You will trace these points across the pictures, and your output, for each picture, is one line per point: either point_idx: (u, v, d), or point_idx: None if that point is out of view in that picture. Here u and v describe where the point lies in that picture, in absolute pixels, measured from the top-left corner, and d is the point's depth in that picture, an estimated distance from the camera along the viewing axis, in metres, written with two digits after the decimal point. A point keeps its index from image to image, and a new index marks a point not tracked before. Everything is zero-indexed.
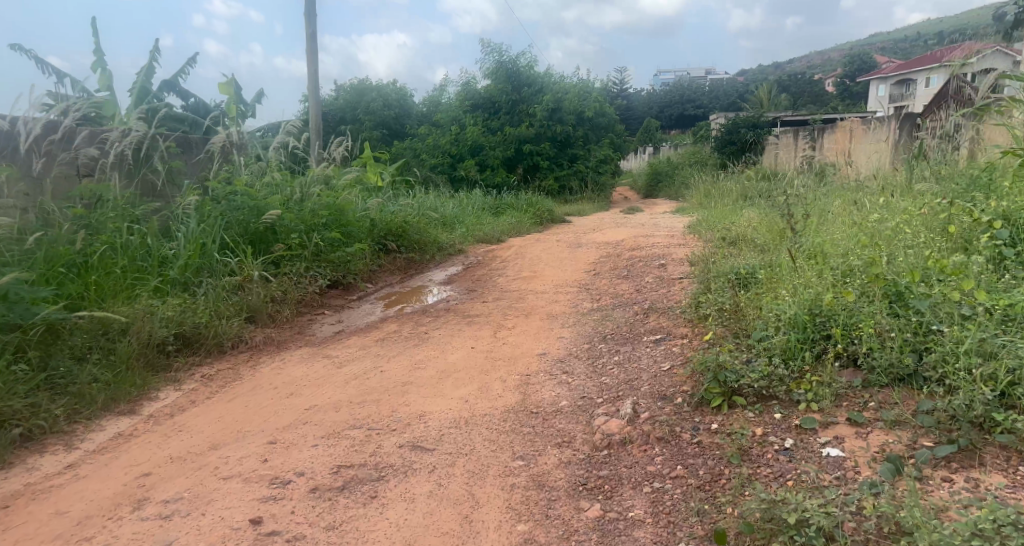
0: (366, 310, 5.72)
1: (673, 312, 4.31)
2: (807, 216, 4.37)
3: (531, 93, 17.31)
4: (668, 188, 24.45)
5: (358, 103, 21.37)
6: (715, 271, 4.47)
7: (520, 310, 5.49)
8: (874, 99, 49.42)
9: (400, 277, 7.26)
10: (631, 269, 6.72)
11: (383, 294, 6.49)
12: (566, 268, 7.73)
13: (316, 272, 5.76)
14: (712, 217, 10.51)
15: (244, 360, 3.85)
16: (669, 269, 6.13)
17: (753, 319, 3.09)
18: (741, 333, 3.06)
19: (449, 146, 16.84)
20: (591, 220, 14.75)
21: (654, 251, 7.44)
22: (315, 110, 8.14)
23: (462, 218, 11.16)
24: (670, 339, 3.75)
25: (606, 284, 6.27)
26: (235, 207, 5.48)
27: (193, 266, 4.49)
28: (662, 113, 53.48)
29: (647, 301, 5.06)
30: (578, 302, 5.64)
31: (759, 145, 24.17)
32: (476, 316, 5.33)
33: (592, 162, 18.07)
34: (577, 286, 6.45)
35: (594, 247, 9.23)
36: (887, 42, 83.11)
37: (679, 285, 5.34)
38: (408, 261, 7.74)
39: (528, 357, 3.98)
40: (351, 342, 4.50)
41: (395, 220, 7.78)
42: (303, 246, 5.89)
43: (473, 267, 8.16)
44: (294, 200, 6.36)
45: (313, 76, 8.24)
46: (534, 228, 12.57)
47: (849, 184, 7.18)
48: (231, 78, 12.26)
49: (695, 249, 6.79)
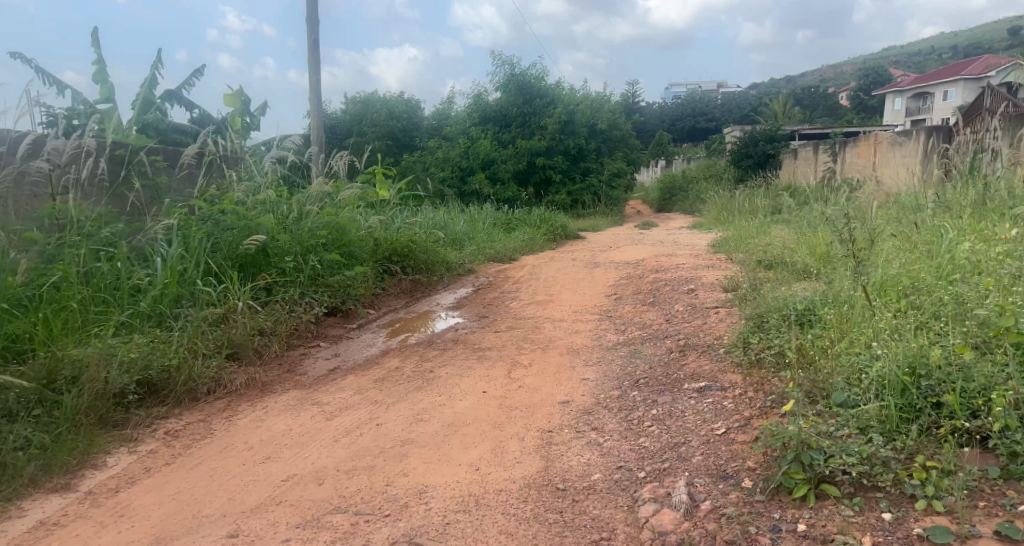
0: (367, 341, 5.21)
1: (716, 351, 3.74)
2: (870, 242, 3.79)
3: (543, 105, 16.85)
4: (682, 202, 23.87)
5: (365, 115, 21.00)
6: (762, 302, 3.90)
7: (537, 342, 4.93)
8: (890, 112, 48.71)
9: (405, 301, 6.75)
10: (656, 295, 6.14)
11: (387, 321, 5.97)
12: (584, 291, 7.17)
13: (311, 299, 5.26)
14: (736, 235, 9.93)
15: (220, 409, 3.32)
16: (701, 296, 5.55)
17: (829, 374, 2.52)
18: (815, 391, 2.49)
19: (459, 159, 16.36)
20: (605, 236, 14.20)
21: (680, 274, 6.86)
22: (317, 123, 7.69)
23: (473, 235, 10.64)
24: (716, 389, 3.17)
25: (630, 312, 5.69)
26: (222, 227, 5.00)
27: (168, 297, 3.97)
28: (673, 126, 52.99)
29: (681, 335, 4.48)
30: (601, 333, 5.07)
31: (776, 158, 23.54)
32: (487, 350, 4.78)
33: (604, 175, 17.60)
34: (598, 313, 5.89)
35: (612, 267, 8.66)
36: (902, 54, 82.32)
37: (715, 316, 4.76)
38: (413, 283, 7.23)
39: (549, 406, 3.42)
40: (348, 384, 3.96)
41: (400, 239, 7.28)
42: (299, 270, 5.40)
43: (484, 289, 7.63)
44: (290, 219, 5.86)
45: (315, 86, 7.79)
46: (548, 245, 12.03)
47: (893, 202, 6.60)
48: (236, 89, 11.87)
49: (726, 272, 6.21)
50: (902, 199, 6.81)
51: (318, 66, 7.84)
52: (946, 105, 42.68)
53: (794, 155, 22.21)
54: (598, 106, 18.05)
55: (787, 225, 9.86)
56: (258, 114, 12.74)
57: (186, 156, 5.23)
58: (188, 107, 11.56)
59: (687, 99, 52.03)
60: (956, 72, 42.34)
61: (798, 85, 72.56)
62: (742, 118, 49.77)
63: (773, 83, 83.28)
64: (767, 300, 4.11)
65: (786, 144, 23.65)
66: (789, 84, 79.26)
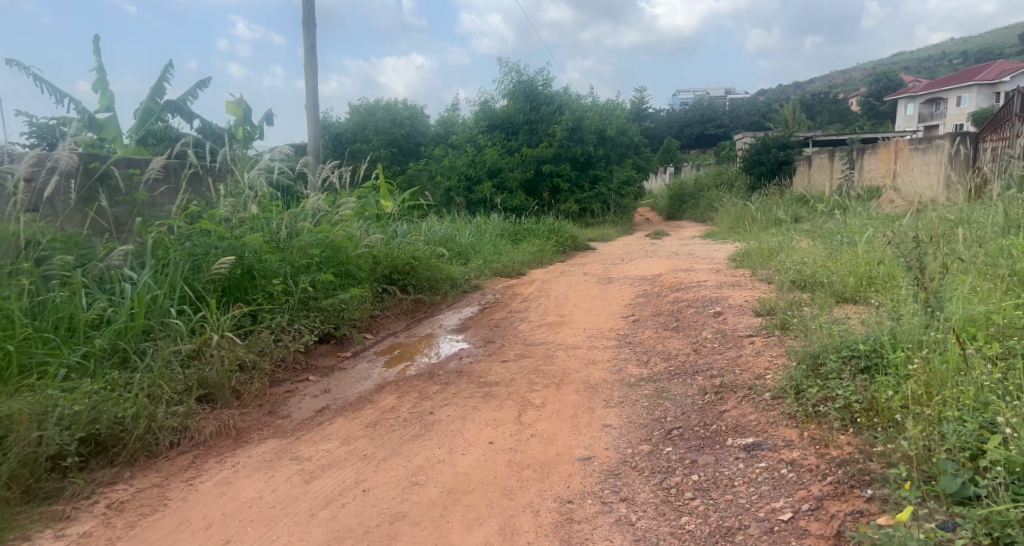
0: (362, 372, 4.74)
1: (759, 396, 3.23)
2: (940, 269, 3.26)
3: (550, 112, 16.36)
4: (693, 210, 23.31)
5: (369, 123, 20.63)
6: (812, 340, 3.38)
7: (550, 375, 4.43)
8: (902, 117, 48.00)
9: (406, 322, 6.27)
10: (678, 319, 5.62)
11: (385, 348, 5.50)
12: (598, 311, 6.66)
13: (301, 325, 4.79)
14: (757, 248, 9.38)
15: (181, 468, 2.84)
16: (728, 323, 5.03)
17: (930, 453, 2.04)
18: (917, 475, 2.02)
19: (465, 168, 15.89)
20: (616, 247, 13.71)
21: (703, 294, 6.34)
22: (314, 132, 7.23)
23: (479, 248, 10.15)
24: (767, 449, 2.66)
25: (651, 339, 5.17)
26: (202, 248, 4.51)
27: (134, 331, 3.51)
28: (682, 132, 52.41)
29: (713, 371, 3.96)
30: (621, 365, 4.55)
31: (790, 165, 22.96)
32: (495, 385, 4.27)
33: (614, 184, 17.13)
34: (615, 339, 5.37)
35: (627, 283, 8.16)
36: (912, 59, 81.53)
37: (751, 347, 4.23)
38: (415, 303, 6.75)
39: (568, 463, 2.93)
40: (338, 431, 3.48)
41: (401, 256, 6.81)
42: (289, 292, 4.96)
43: (490, 308, 7.15)
44: (279, 237, 5.42)
45: (312, 92, 7.32)
46: (557, 257, 11.53)
47: (935, 216, 6.07)
48: (238, 97, 11.48)
49: (755, 295, 5.69)
50: (944, 214, 6.27)
51: (315, 72, 7.38)
52: (960, 111, 41.99)
53: (808, 163, 21.65)
54: (606, 114, 17.58)
55: (812, 238, 9.32)
56: (262, 123, 12.37)
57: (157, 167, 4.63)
58: (190, 117, 11.18)
59: (695, 105, 51.52)
60: (970, 77, 41.65)
61: (808, 90, 71.86)
62: (752, 125, 49.22)
63: (782, 88, 82.65)
64: (815, 335, 3.60)
65: (799, 150, 23.08)
66: (797, 90, 78.70)
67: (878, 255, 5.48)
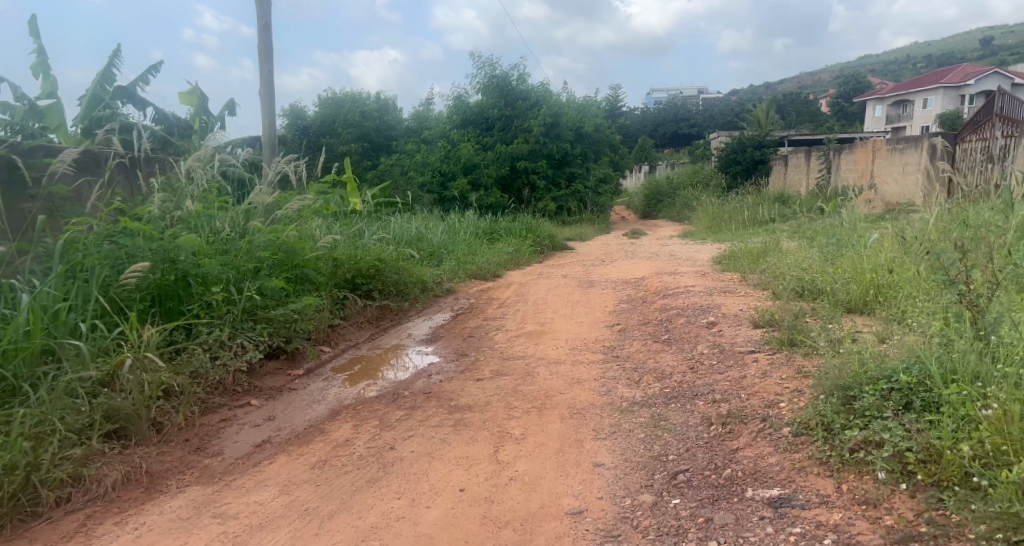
0: (316, 394, 4.16)
1: (777, 431, 2.74)
2: (985, 287, 2.81)
3: (526, 107, 15.84)
4: (669, 209, 23.02)
5: (338, 116, 19.91)
6: (837, 366, 2.89)
7: (531, 397, 3.92)
8: (872, 118, 48.55)
9: (371, 333, 5.69)
10: (668, 330, 5.15)
11: (345, 363, 4.92)
12: (580, 319, 6.17)
13: (244, 340, 4.21)
14: (741, 249, 8.98)
15: (61, 535, 2.37)
16: (726, 337, 4.56)
17: None
18: None
19: (438, 163, 15.22)
20: (594, 247, 13.26)
21: (692, 301, 5.89)
22: (268, 121, 6.60)
23: (452, 248, 9.59)
24: (799, 508, 2.16)
25: (641, 354, 4.68)
26: (123, 253, 3.90)
27: (28, 354, 2.97)
28: (656, 131, 52.27)
29: (718, 394, 3.47)
30: (610, 385, 4.04)
31: (766, 165, 22.81)
32: (467, 411, 3.74)
33: (591, 181, 16.70)
34: (601, 352, 4.86)
35: (609, 288, 7.67)
36: (880, 61, 82.86)
37: (756, 366, 3.75)
38: (381, 310, 6.16)
39: (554, 519, 2.42)
40: (277, 474, 2.92)
41: (366, 258, 6.22)
42: (231, 301, 4.37)
43: (464, 315, 6.62)
44: (221, 239, 4.82)
45: (266, 78, 6.67)
46: (534, 257, 11.04)
47: (938, 223, 5.70)
48: (195, 85, 10.74)
49: (750, 305, 5.25)
50: (945, 219, 5.91)
51: (269, 56, 6.74)
52: (927, 113, 42.64)
53: (784, 163, 21.51)
54: (582, 111, 17.15)
55: (798, 241, 8.96)
56: (223, 114, 11.65)
57: (67, 159, 3.84)
58: (143, 106, 10.43)
59: (669, 103, 51.50)
60: (937, 79, 42.26)
61: (779, 90, 72.57)
62: (725, 124, 49.39)
63: (753, 89, 83.37)
64: (836, 358, 3.13)
65: (774, 150, 22.94)
66: (768, 91, 79.44)
67: (882, 261, 5.07)
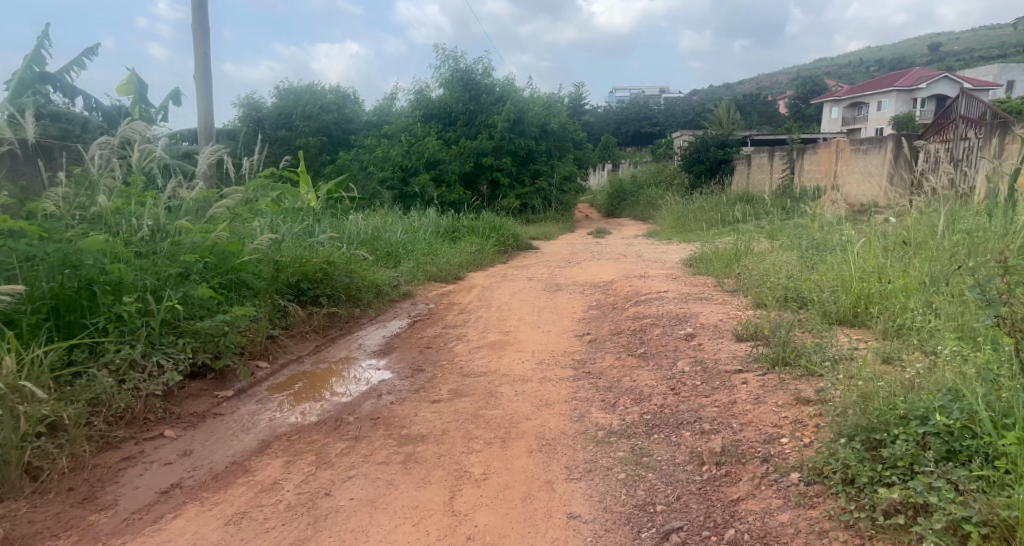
0: (245, 421, 3.59)
1: (784, 477, 2.31)
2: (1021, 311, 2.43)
3: (490, 102, 15.36)
4: (633, 207, 22.83)
5: (296, 108, 19.10)
6: (850, 398, 2.49)
7: (495, 424, 3.44)
8: (829, 120, 49.51)
9: (316, 345, 5.12)
10: (643, 343, 4.73)
11: (284, 382, 4.35)
12: (547, 328, 5.72)
13: (162, 359, 3.62)
14: (711, 250, 8.68)
15: None
16: (707, 352, 4.16)
17: None
18: None
19: (399, 158, 14.56)
20: (558, 246, 12.86)
21: (666, 309, 5.49)
22: (203, 109, 5.96)
23: (411, 247, 9.04)
24: None
25: (615, 370, 4.24)
26: (9, 258, 3.29)
27: None
28: (619, 129, 52.29)
29: (706, 424, 3.05)
30: (583, 409, 3.58)
31: (729, 164, 22.81)
32: (420, 442, 3.24)
33: (555, 178, 16.31)
34: (571, 368, 4.41)
35: (577, 292, 7.24)
36: (834, 65, 84.82)
37: (745, 389, 3.35)
38: (328, 318, 5.59)
39: None
40: (181, 534, 2.40)
41: (313, 260, 5.64)
42: (148, 312, 3.77)
43: (421, 322, 6.11)
44: (139, 239, 4.20)
45: (202, 60, 6.02)
46: (498, 257, 10.57)
47: (924, 229, 5.43)
48: (132, 72, 9.92)
49: (730, 316, 4.87)
50: (927, 225, 5.65)
51: (206, 35, 6.08)
52: (881, 116, 43.66)
53: (747, 163, 21.50)
54: (548, 107, 16.73)
55: (768, 244, 8.70)
56: (165, 104, 10.83)
57: None
58: (73, 93, 9.56)
59: (633, 102, 51.59)
60: (890, 82, 43.27)
61: (738, 91, 73.49)
62: (687, 123, 49.76)
63: (713, 90, 84.48)
64: (845, 387, 2.73)
65: (737, 150, 22.92)
66: (728, 91, 80.51)
67: (869, 268, 4.75)
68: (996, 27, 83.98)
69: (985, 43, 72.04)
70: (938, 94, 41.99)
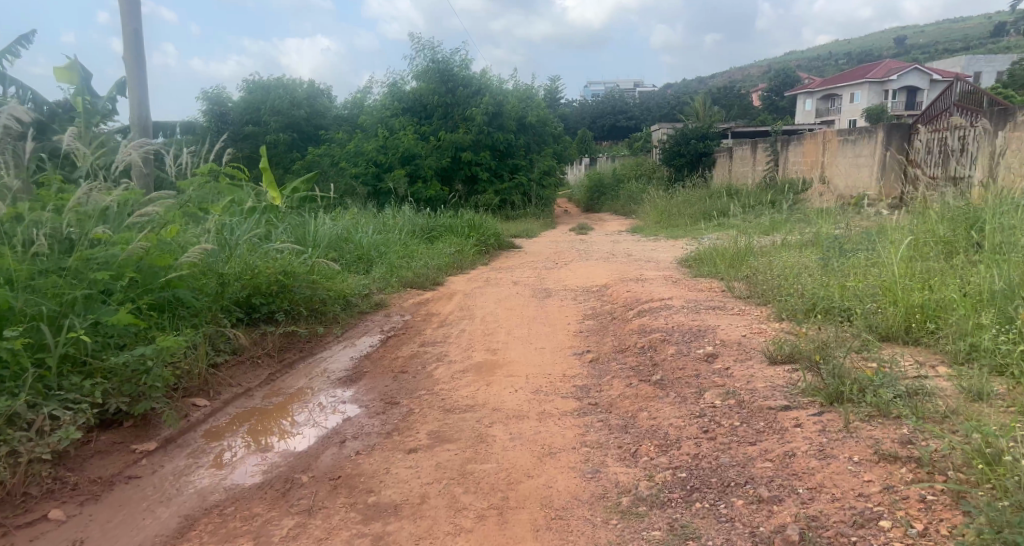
0: (167, 487, 2.80)
1: None
2: None
3: (467, 94, 14.59)
4: (612, 202, 22.23)
5: (264, 102, 18.18)
6: (1004, 492, 1.86)
7: (490, 483, 2.73)
8: (803, 112, 49.51)
9: (269, 373, 4.31)
10: (656, 367, 4.04)
11: (226, 425, 3.55)
12: (540, 343, 5.02)
13: (58, 409, 2.81)
14: (709, 249, 8.03)
15: None
16: (737, 379, 3.48)
17: None
18: None
19: (373, 153, 13.73)
20: (541, 244, 12.18)
21: (675, 319, 4.84)
22: (135, 99, 5.01)
23: (385, 249, 8.29)
24: None
25: (628, 403, 3.57)
26: None
27: None
28: (594, 123, 51.76)
29: (762, 489, 2.36)
30: (597, 460, 2.88)
31: (710, 157, 22.28)
32: (393, 515, 2.52)
33: (535, 173, 15.60)
34: (574, 400, 3.74)
35: (568, 300, 6.57)
36: (806, 57, 85.17)
37: (802, 436, 2.66)
38: (286, 338, 4.79)
39: None
40: None
41: (267, 272, 4.84)
42: (41, 349, 2.97)
43: (395, 339, 5.35)
44: (41, 253, 3.40)
45: (132, 38, 5.00)
46: (479, 259, 9.83)
47: (960, 231, 4.85)
48: (72, 60, 8.96)
49: (752, 331, 4.24)
50: (962, 223, 5.04)
51: (137, 8, 5.05)
52: (854, 107, 43.65)
53: (729, 156, 21.02)
54: (526, 99, 15.96)
55: (769, 241, 8.08)
56: (113, 97, 9.88)
57: None
58: (4, 84, 8.57)
59: (609, 96, 51.14)
60: (864, 73, 43.30)
61: (712, 85, 73.52)
62: (663, 116, 49.45)
63: (687, 83, 84.40)
64: (968, 459, 2.09)
65: (717, 142, 22.40)
66: (701, 85, 80.51)
67: (914, 272, 4.13)
68: (964, 19, 84.96)
69: (952, 35, 72.76)
70: (910, 85, 42.05)
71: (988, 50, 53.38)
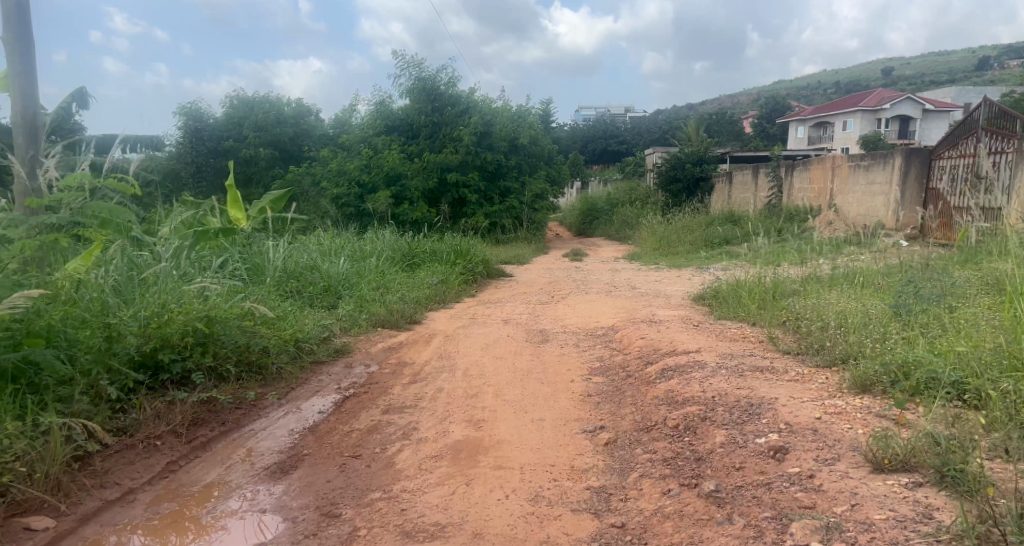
0: None
1: None
2: None
3: (455, 114, 13.62)
4: (607, 227, 21.21)
5: (246, 118, 17.16)
6: None
7: None
8: (796, 139, 49.08)
9: (166, 463, 3.12)
10: (702, 464, 2.89)
11: None
12: (537, 413, 3.86)
13: None
14: (729, 283, 6.93)
15: None
16: (833, 499, 2.34)
17: None
18: None
19: (355, 172, 12.65)
20: (534, 273, 11.10)
21: (714, 386, 3.71)
22: (18, 88, 3.82)
23: (358, 280, 7.16)
24: None
25: (674, 530, 2.43)
26: None
27: None
28: (586, 147, 50.99)
29: None
30: None
31: (707, 182, 21.37)
32: None
33: (527, 196, 14.57)
34: (592, 520, 2.59)
35: (569, 347, 5.43)
36: (795, 87, 85.40)
37: None
38: (202, 407, 3.62)
39: None
40: None
41: (178, 321, 3.68)
42: None
43: (352, 401, 4.19)
44: None
45: (13, 11, 3.79)
46: (465, 289, 8.69)
47: None
48: None
49: (827, 412, 3.10)
50: None
51: None
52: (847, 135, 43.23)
53: (729, 181, 20.09)
54: (518, 118, 14.93)
55: (797, 274, 7.01)
56: None
57: None
58: None
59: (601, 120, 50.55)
60: (858, 102, 42.95)
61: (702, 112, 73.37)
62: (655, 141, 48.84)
63: (677, 109, 84.40)
64: None
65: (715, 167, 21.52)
66: (691, 111, 80.62)
67: None
68: (949, 52, 85.79)
69: (939, 66, 73.25)
70: (903, 114, 41.71)
71: (977, 82, 53.45)
